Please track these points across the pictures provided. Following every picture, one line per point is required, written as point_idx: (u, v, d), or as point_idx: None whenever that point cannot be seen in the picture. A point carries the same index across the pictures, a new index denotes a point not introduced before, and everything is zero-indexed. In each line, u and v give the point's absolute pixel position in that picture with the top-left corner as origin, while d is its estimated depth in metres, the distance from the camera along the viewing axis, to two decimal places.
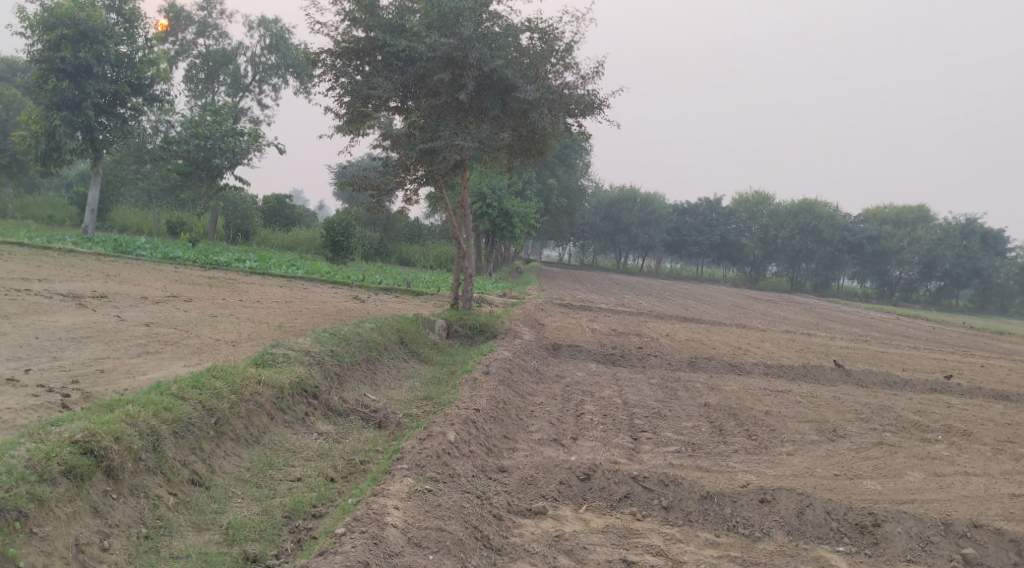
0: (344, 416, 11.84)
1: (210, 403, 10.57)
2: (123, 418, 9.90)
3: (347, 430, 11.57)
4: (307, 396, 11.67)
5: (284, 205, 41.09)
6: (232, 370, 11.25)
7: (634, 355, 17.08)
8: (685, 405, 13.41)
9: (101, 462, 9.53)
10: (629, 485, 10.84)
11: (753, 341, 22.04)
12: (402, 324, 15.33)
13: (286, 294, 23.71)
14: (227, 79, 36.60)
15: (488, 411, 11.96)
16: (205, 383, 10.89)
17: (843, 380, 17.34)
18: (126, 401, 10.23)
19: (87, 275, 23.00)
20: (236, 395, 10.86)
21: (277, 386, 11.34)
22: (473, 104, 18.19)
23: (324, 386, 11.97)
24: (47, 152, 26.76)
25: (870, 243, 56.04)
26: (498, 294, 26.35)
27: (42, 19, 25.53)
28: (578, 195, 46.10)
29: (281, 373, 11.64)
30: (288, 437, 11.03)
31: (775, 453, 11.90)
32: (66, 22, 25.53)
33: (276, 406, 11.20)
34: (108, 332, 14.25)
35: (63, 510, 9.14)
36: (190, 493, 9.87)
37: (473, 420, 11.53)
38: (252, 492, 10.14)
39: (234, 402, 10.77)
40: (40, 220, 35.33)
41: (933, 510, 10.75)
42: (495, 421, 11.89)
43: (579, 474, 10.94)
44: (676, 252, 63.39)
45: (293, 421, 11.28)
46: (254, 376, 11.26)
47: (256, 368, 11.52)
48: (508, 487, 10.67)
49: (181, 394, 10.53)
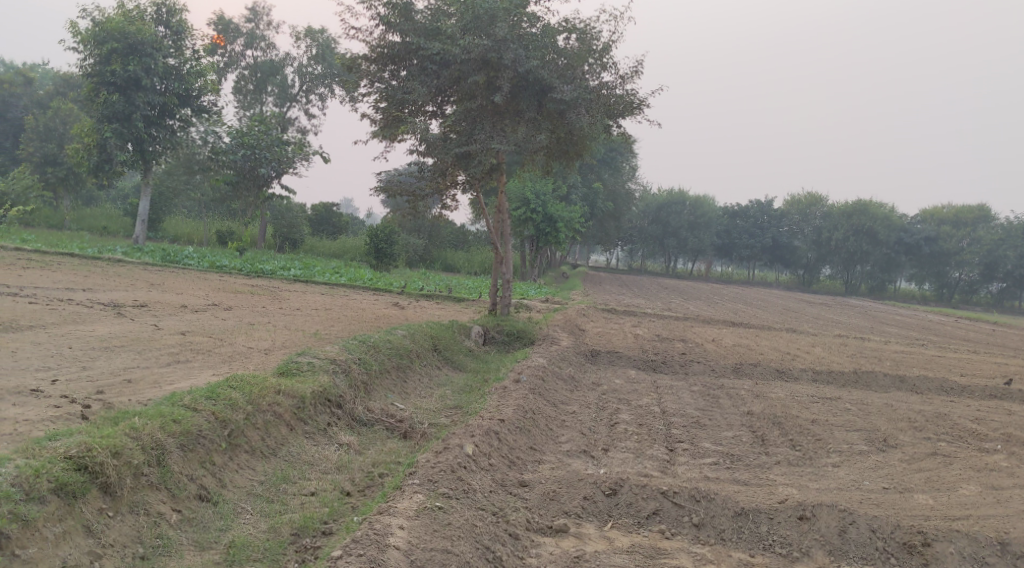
0: (367, 426, 11.59)
1: (224, 414, 10.35)
2: (125, 432, 9.67)
3: (371, 441, 11.30)
4: (331, 406, 11.44)
5: (331, 212, 41.14)
6: (252, 380, 11.03)
7: (676, 362, 16.63)
8: (726, 414, 12.94)
9: (97, 478, 9.27)
10: (658, 501, 10.39)
11: (803, 345, 21.45)
12: (437, 331, 15.07)
13: (327, 301, 23.61)
14: (275, 89, 36.75)
15: (515, 421, 11.61)
16: (222, 394, 10.68)
17: (896, 387, 16.73)
18: (134, 413, 10.03)
19: (132, 285, 23.10)
20: (253, 405, 10.64)
21: (298, 396, 11.12)
22: (509, 106, 17.91)
23: (348, 395, 11.73)
24: (99, 164, 26.98)
25: (928, 244, 54.40)
26: (540, 299, 26.05)
27: (93, 34, 25.74)
28: (625, 199, 45.60)
29: (305, 382, 11.42)
30: (307, 448, 10.78)
31: (820, 464, 11.39)
32: (116, 36, 25.77)
33: (296, 417, 10.99)
34: (144, 341, 14.15)
35: (51, 530, 8.88)
36: (196, 510, 9.62)
37: (496, 432, 11.19)
38: (261, 508, 9.85)
39: (250, 413, 10.56)
40: (94, 231, 35.74)
41: (990, 527, 10.17)
42: (521, 431, 11.53)
43: (604, 489, 10.50)
44: (726, 255, 62.57)
45: (314, 432, 11.04)
46: (274, 386, 11.04)
47: (278, 378, 11.31)
48: (528, 504, 10.29)
49: (194, 405, 10.31)
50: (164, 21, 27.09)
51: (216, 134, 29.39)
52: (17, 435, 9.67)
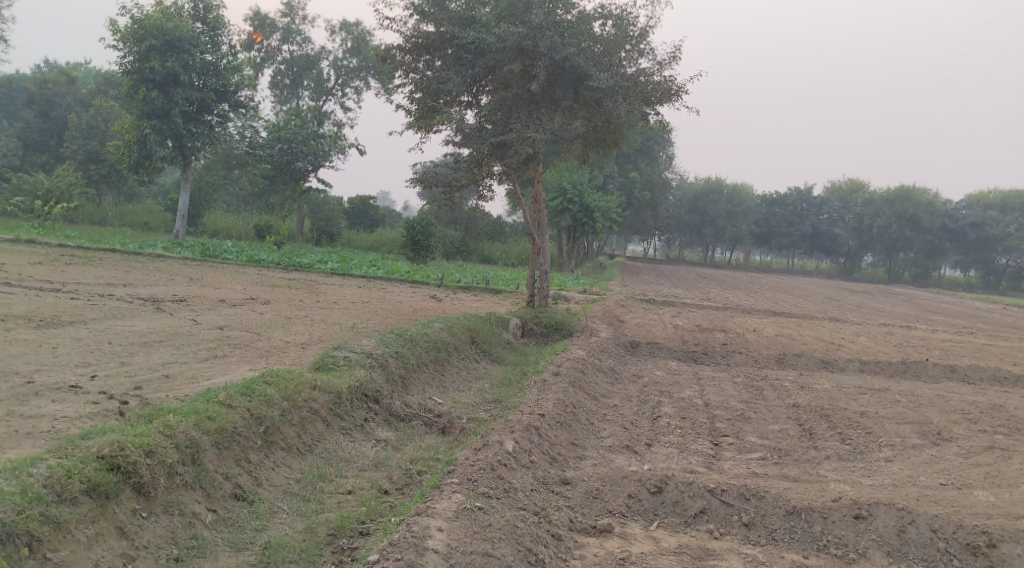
0: (405, 421, 11.45)
1: (259, 411, 10.25)
2: (159, 430, 9.57)
3: (409, 436, 11.16)
4: (368, 401, 11.31)
5: (368, 205, 41.11)
6: (287, 376, 10.92)
7: (718, 353, 16.33)
8: (771, 406, 12.63)
9: (130, 478, 9.18)
10: (705, 500, 10.13)
11: (847, 335, 21.02)
12: (474, 324, 14.88)
13: (364, 294, 23.53)
14: (311, 84, 36.76)
15: (555, 416, 11.40)
16: (257, 390, 10.57)
17: (946, 377, 16.31)
18: (169, 410, 9.94)
19: (171, 280, 23.17)
20: (288, 402, 10.54)
21: (334, 391, 11.00)
22: (545, 95, 17.69)
23: (385, 390, 11.60)
24: (139, 161, 27.09)
25: (973, 230, 53.39)
26: (578, 290, 25.80)
27: (132, 31, 25.79)
28: (663, 188, 45.16)
29: (341, 377, 11.30)
30: (343, 445, 10.65)
31: (872, 459, 11.07)
32: (156, 35, 25.66)
33: (333, 412, 10.86)
34: (181, 336, 14.10)
35: (83, 532, 8.78)
36: (232, 509, 9.54)
37: (536, 427, 10.99)
38: (298, 506, 9.73)
39: (286, 410, 10.46)
40: (135, 227, 35.99)
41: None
42: (562, 426, 11.33)
43: (650, 488, 10.26)
44: (765, 243, 61.86)
45: (351, 428, 10.91)
46: (309, 382, 10.92)
47: (314, 373, 11.19)
48: (571, 502, 10.08)
49: (229, 402, 10.21)
50: (201, 17, 27.10)
51: (253, 129, 29.42)
52: (53, 433, 9.63)
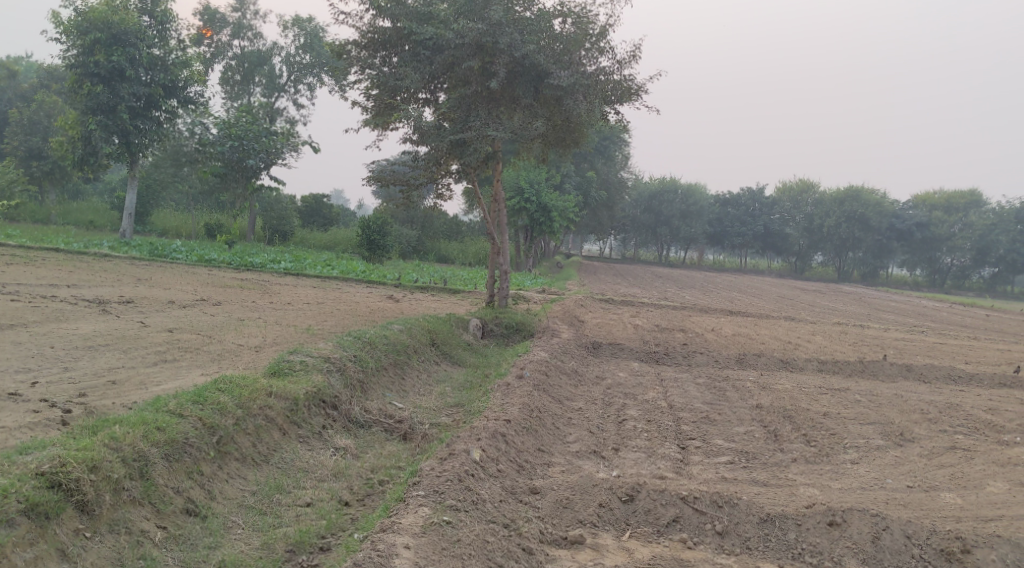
0: (364, 427, 11.13)
1: (212, 421, 9.87)
2: (104, 443, 9.18)
3: (369, 444, 10.85)
4: (326, 407, 10.98)
5: (321, 204, 40.57)
6: (241, 383, 10.54)
7: (679, 353, 16.21)
8: (735, 408, 12.51)
9: (73, 496, 8.80)
10: (678, 508, 9.94)
11: (804, 334, 21.06)
12: (433, 325, 14.61)
13: (319, 294, 23.11)
14: (262, 80, 36.17)
15: (520, 421, 11.15)
16: (209, 397, 10.19)
17: (904, 375, 16.36)
18: (114, 421, 9.54)
19: (118, 280, 22.57)
20: (243, 410, 10.17)
21: (291, 398, 10.65)
22: (505, 93, 17.46)
23: (344, 395, 11.27)
24: (83, 157, 26.37)
25: (919, 229, 54.18)
26: (536, 289, 25.61)
27: (75, 24, 25.11)
28: (618, 187, 45.13)
29: (298, 383, 10.96)
30: (301, 454, 10.31)
31: (839, 462, 10.98)
32: (99, 26, 25.21)
33: (289, 420, 10.52)
34: (128, 339, 13.65)
35: (21, 556, 8.39)
36: (184, 525, 9.16)
37: (502, 434, 10.73)
38: (254, 521, 9.37)
39: (240, 419, 10.09)
40: (81, 225, 35.15)
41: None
42: (527, 432, 11.08)
43: (621, 496, 10.04)
44: (718, 243, 62.23)
45: (308, 436, 10.58)
46: (264, 388, 10.56)
47: (269, 379, 10.83)
48: (541, 513, 9.83)
49: (180, 412, 9.82)
50: (148, 11, 26.48)
51: (203, 125, 28.82)
52: None
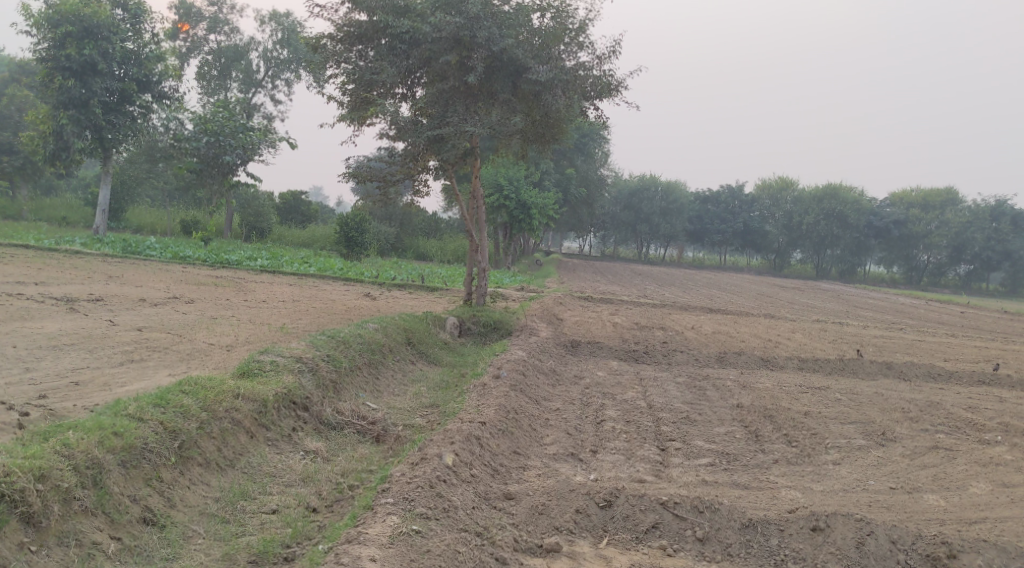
0: (336, 429, 10.87)
1: (174, 425, 9.61)
2: (54, 450, 8.90)
3: (340, 446, 10.59)
4: (297, 408, 10.72)
5: (299, 201, 40.19)
6: (207, 384, 10.28)
7: (659, 352, 16.02)
8: (715, 407, 12.33)
9: (17, 507, 8.48)
10: (658, 514, 9.75)
11: (783, 332, 20.94)
12: (409, 324, 14.36)
13: (295, 292, 22.79)
14: (239, 75, 35.75)
15: (496, 423, 10.92)
16: (171, 400, 9.93)
17: (884, 373, 16.24)
18: (68, 426, 9.26)
19: (89, 277, 22.17)
20: (207, 413, 9.91)
21: (259, 400, 10.38)
22: (483, 88, 17.21)
23: (315, 396, 11.00)
24: (55, 153, 25.92)
25: (896, 227, 54.35)
26: (515, 287, 25.39)
27: (46, 16, 24.66)
28: (598, 184, 44.93)
29: (268, 384, 10.69)
30: (269, 458, 10.05)
31: (821, 464, 10.82)
32: (70, 18, 24.76)
33: (257, 423, 10.24)
34: (95, 338, 13.32)
35: None
36: (140, 535, 8.87)
37: (476, 437, 10.49)
38: (215, 529, 9.10)
39: (203, 422, 9.82)
40: (54, 222, 34.66)
41: (1009, 532, 9.64)
42: (503, 434, 10.85)
43: (599, 501, 9.83)
44: (698, 240, 62.24)
45: (277, 439, 10.31)
46: (231, 390, 10.30)
47: (237, 380, 10.57)
48: (515, 519, 9.59)
49: (140, 415, 9.54)
50: (121, 4, 26.05)
51: (178, 120, 28.44)
52: None
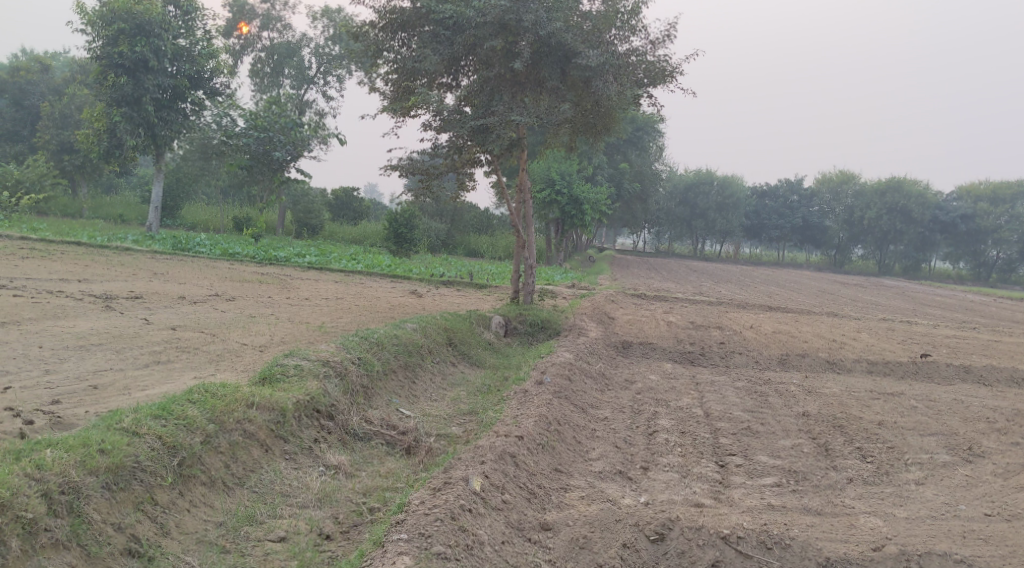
0: (363, 440, 10.17)
1: (174, 439, 8.95)
2: (25, 475, 8.28)
3: (367, 459, 9.89)
4: (321, 417, 10.03)
5: (351, 197, 39.68)
6: (219, 392, 9.63)
7: (715, 353, 15.09)
8: (779, 416, 11.39)
9: None
10: (718, 550, 8.84)
11: (848, 331, 19.86)
12: (451, 323, 13.61)
13: (340, 290, 22.20)
14: (292, 72, 35.25)
15: (536, 437, 10.11)
16: (175, 410, 9.27)
17: (960, 378, 15.16)
18: (48, 443, 8.64)
19: (134, 275, 21.78)
20: (216, 425, 9.27)
21: (277, 409, 9.71)
22: (531, 76, 16.49)
23: (342, 404, 10.29)
24: (109, 150, 25.66)
25: (964, 221, 52.30)
26: (566, 284, 24.57)
27: (100, 14, 24.31)
28: (653, 179, 43.78)
29: (290, 390, 10.03)
30: (284, 475, 9.36)
31: (900, 485, 9.86)
32: (123, 15, 24.37)
33: (274, 435, 9.59)
34: (126, 338, 12.73)
35: None
36: None
37: (512, 455, 9.69)
38: (211, 560, 8.45)
39: (208, 436, 9.16)
40: (110, 220, 34.63)
41: None
42: (543, 450, 10.04)
43: (649, 534, 8.95)
44: (755, 235, 60.92)
45: (296, 452, 9.63)
46: (245, 399, 9.63)
47: (256, 387, 9.91)
48: (552, 555, 8.79)
49: (135, 430, 8.89)
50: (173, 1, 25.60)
51: (229, 117, 27.93)
52: None
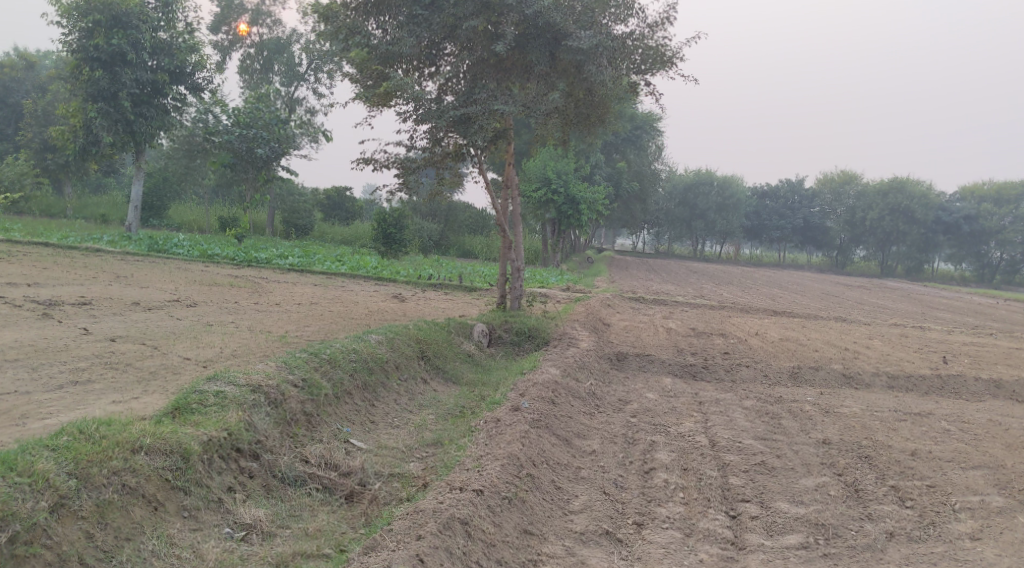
0: (294, 485, 8.71)
1: (6, 509, 7.51)
2: None
3: (293, 512, 8.44)
4: (243, 457, 8.60)
5: (343, 197, 38.08)
6: (97, 434, 8.15)
7: (720, 366, 13.55)
8: (796, 445, 9.94)
9: None
10: None
11: (860, 337, 18.36)
12: (425, 333, 12.08)
13: (318, 294, 20.67)
14: (282, 68, 33.66)
15: (501, 490, 8.62)
16: (27, 461, 7.81)
17: (989, 395, 13.71)
18: None
19: (96, 278, 20.18)
20: (77, 482, 7.82)
21: (177, 453, 8.25)
22: (516, 61, 14.93)
23: (271, 440, 8.87)
24: (85, 147, 24.03)
25: (967, 222, 50.41)
26: (560, 286, 23.08)
27: (74, 5, 22.75)
28: (652, 179, 42.25)
29: (201, 425, 8.58)
30: (173, 541, 7.90)
31: (953, 541, 8.53)
32: (98, 6, 22.83)
33: (168, 487, 8.12)
34: (55, 351, 11.14)
35: None
36: None
37: (468, 520, 8.19)
38: None
39: (63, 498, 7.71)
40: (92, 220, 33.09)
41: None
42: (512, 506, 8.57)
43: None
44: (755, 236, 59.48)
45: (196, 508, 8.15)
46: (132, 442, 8.15)
47: (156, 423, 8.45)
48: None
49: None
50: None
51: (214, 114, 26.42)
52: None
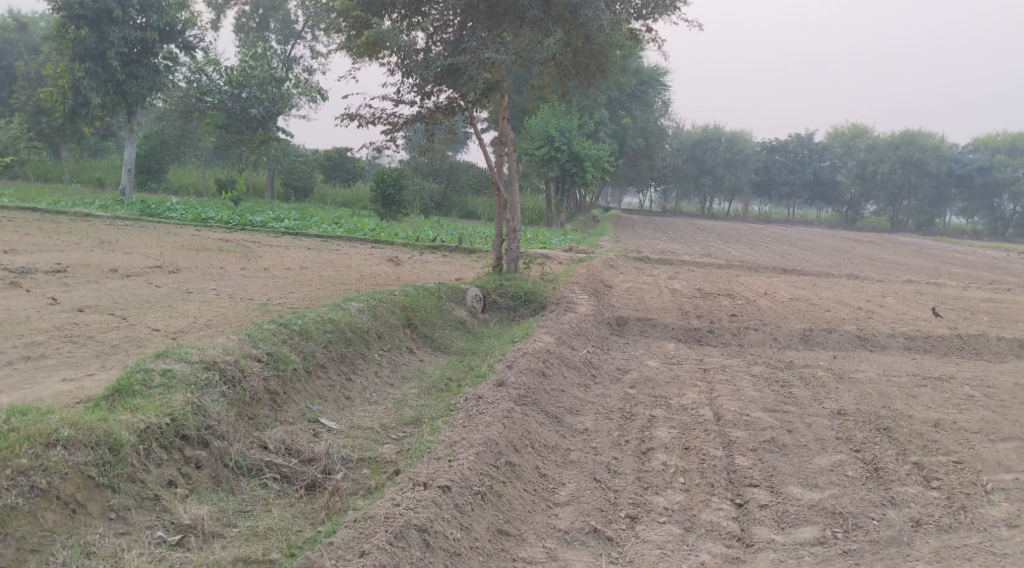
0: (248, 475, 8.06)
1: None
2: None
3: (241, 508, 7.76)
4: (188, 446, 7.92)
5: (343, 157, 37.14)
6: (13, 425, 7.41)
7: (727, 330, 12.76)
8: (808, 417, 9.26)
9: None
10: None
11: (874, 295, 17.54)
12: (411, 300, 11.29)
13: (310, 258, 19.83)
14: (277, 25, 32.61)
15: (473, 483, 7.91)
16: None
17: (1011, 357, 12.93)
18: None
19: (78, 243, 19.37)
20: None
21: (107, 444, 7.55)
22: (508, 7, 13.99)
23: (224, 426, 8.17)
24: (75, 110, 22.88)
25: (981, 174, 49.23)
26: (562, 247, 22.25)
27: None
28: (659, 135, 41.18)
29: (140, 408, 7.91)
30: (92, 548, 7.16)
31: (987, 529, 7.81)
32: None
33: (89, 485, 7.39)
34: (14, 324, 10.37)
35: None
36: None
37: (431, 524, 7.46)
38: None
39: None
40: (88, 184, 32.17)
41: None
42: (488, 503, 7.86)
43: None
44: (765, 192, 58.19)
45: (123, 510, 7.42)
46: (50, 435, 7.43)
47: (90, 412, 7.75)
48: None
49: None
50: None
51: (207, 75, 25.48)
52: None
